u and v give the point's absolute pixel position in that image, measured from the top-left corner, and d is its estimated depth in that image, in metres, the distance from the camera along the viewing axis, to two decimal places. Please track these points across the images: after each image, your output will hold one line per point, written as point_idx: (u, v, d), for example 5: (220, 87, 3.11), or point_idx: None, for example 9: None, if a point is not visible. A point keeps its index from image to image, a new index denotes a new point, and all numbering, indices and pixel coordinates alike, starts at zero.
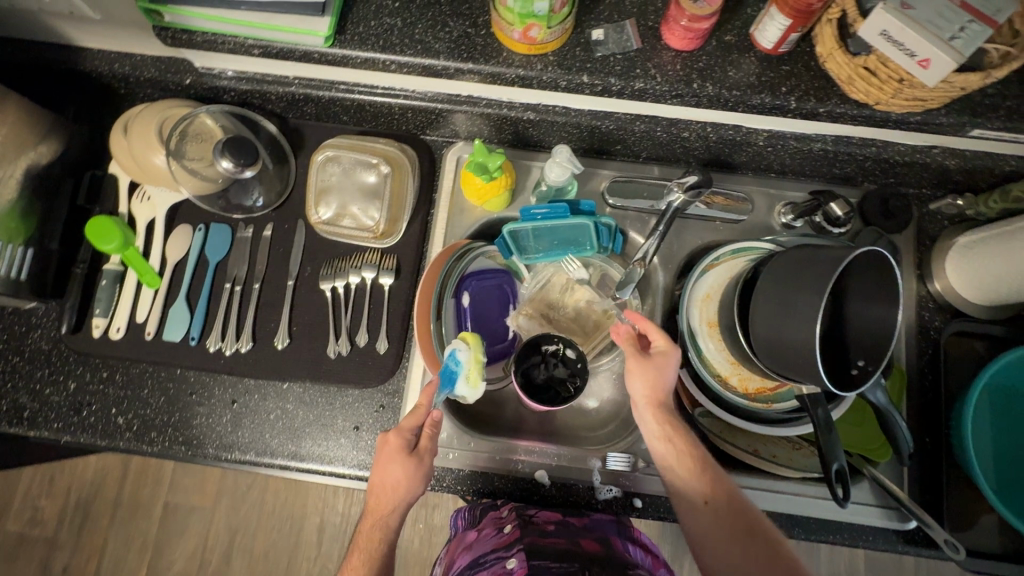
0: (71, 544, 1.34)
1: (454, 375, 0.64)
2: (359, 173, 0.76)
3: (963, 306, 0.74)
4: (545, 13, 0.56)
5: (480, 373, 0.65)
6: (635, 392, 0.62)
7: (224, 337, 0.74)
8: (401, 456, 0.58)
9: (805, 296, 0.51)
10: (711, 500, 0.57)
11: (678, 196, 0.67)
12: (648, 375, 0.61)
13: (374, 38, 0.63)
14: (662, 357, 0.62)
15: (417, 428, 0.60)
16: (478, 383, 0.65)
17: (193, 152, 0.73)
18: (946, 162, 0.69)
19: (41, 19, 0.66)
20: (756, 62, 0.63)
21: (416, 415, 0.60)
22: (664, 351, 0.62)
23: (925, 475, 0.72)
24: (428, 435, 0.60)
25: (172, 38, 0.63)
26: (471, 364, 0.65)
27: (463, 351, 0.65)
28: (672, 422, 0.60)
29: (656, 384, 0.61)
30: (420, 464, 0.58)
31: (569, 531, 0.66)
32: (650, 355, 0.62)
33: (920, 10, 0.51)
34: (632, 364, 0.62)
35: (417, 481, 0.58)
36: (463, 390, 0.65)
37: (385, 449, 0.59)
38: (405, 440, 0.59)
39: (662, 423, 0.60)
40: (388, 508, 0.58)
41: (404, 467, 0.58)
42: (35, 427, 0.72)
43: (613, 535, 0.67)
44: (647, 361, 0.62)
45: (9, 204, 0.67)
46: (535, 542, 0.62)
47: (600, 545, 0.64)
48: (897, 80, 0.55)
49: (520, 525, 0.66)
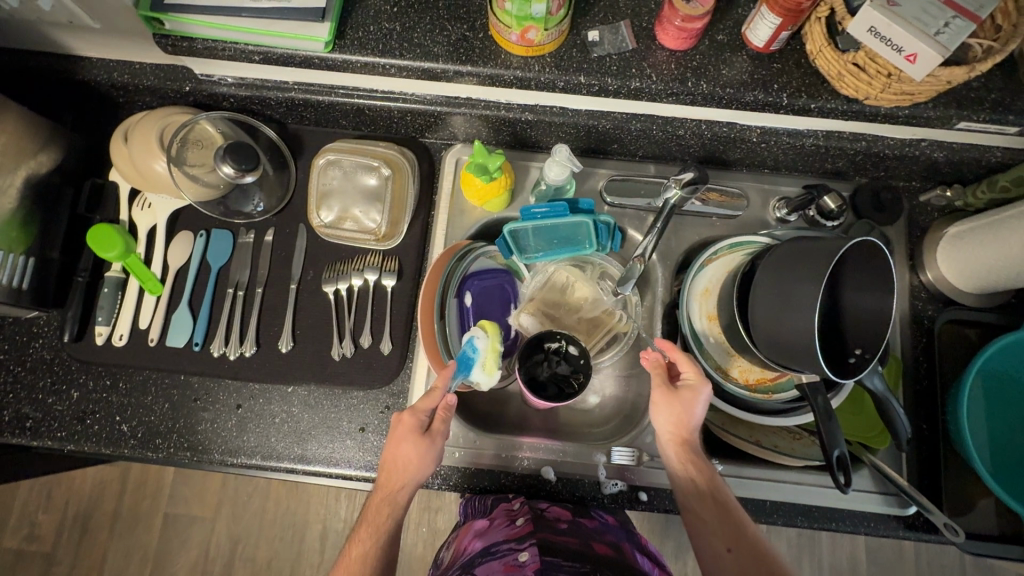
0: (70, 559, 1.32)
1: (471, 361, 0.66)
2: (360, 176, 0.77)
3: (956, 296, 0.76)
4: (543, 15, 0.58)
5: (496, 362, 0.67)
6: (661, 428, 0.63)
7: (227, 342, 0.74)
8: (413, 435, 0.59)
9: (802, 285, 0.53)
10: (735, 548, 0.57)
11: (675, 192, 0.69)
12: (674, 411, 0.62)
13: (374, 43, 0.64)
14: (691, 392, 0.62)
15: (432, 410, 0.61)
16: (494, 370, 0.67)
17: (194, 159, 0.74)
18: (934, 154, 0.71)
19: (40, 29, 0.67)
20: (748, 61, 0.65)
21: (431, 397, 0.61)
22: (692, 387, 0.62)
23: (923, 461, 0.73)
24: (441, 418, 0.61)
25: (172, 45, 0.64)
26: (488, 352, 0.67)
27: (481, 339, 0.67)
28: (698, 462, 0.61)
29: (682, 421, 0.61)
30: (432, 445, 0.59)
31: (582, 531, 0.65)
32: (677, 390, 0.62)
33: (906, 7, 0.52)
34: (659, 398, 0.62)
35: (427, 462, 0.59)
36: (478, 376, 0.67)
37: (399, 428, 0.60)
38: (418, 421, 0.60)
39: (687, 463, 0.61)
40: (398, 485, 0.58)
41: (416, 445, 0.59)
42: (39, 437, 0.71)
43: (622, 540, 0.66)
44: (674, 397, 0.62)
45: (9, 213, 0.67)
46: (548, 539, 0.62)
47: (611, 549, 0.63)
48: (886, 75, 0.57)
49: (533, 519, 0.65)
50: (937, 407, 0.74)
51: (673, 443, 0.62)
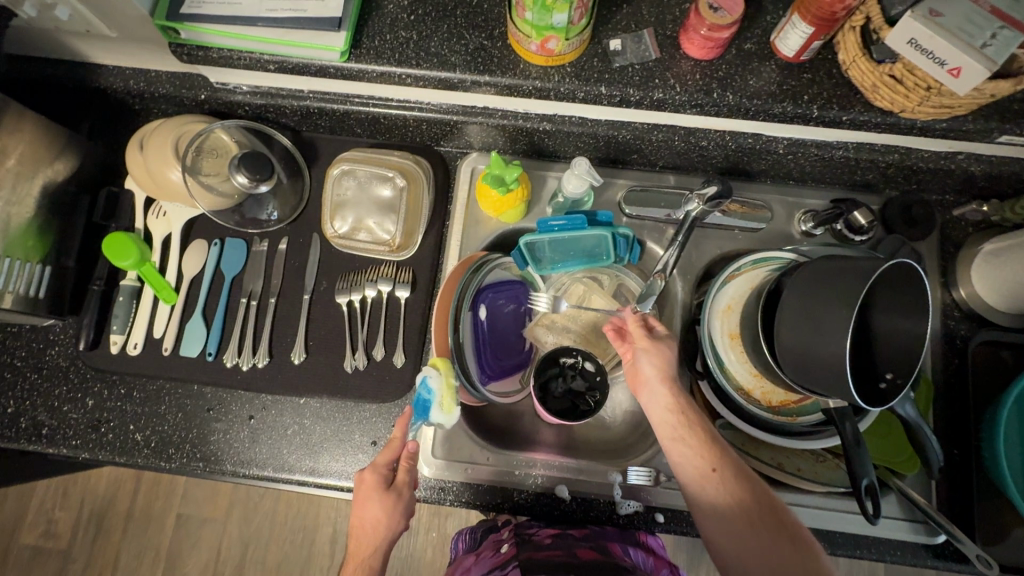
0: (83, 557, 1.34)
1: (427, 404, 0.64)
2: (374, 186, 0.76)
3: (994, 316, 0.72)
4: (564, 25, 0.56)
5: (453, 399, 0.64)
6: (648, 369, 0.61)
7: (240, 353, 0.74)
8: (378, 493, 0.58)
9: (831, 310, 0.50)
10: (719, 468, 0.55)
11: (697, 206, 0.66)
12: (659, 353, 0.61)
13: (390, 52, 0.63)
14: (668, 338, 0.63)
15: (394, 462, 0.60)
16: (452, 408, 0.65)
17: (209, 168, 0.73)
18: (971, 168, 0.68)
19: (56, 38, 0.66)
20: (777, 71, 0.62)
21: (391, 448, 0.61)
22: (668, 336, 0.64)
23: (952, 487, 0.71)
24: (405, 469, 0.60)
25: (188, 54, 0.63)
26: (444, 391, 0.64)
27: (434, 377, 0.64)
28: (687, 397, 0.59)
29: (668, 361, 0.61)
30: (400, 499, 0.58)
31: (565, 543, 0.68)
32: (657, 337, 0.63)
33: (949, 17, 0.50)
34: (646, 344, 0.62)
35: (396, 519, 0.58)
36: (437, 417, 0.64)
37: (361, 489, 0.58)
38: (381, 476, 0.59)
39: (676, 394, 0.59)
40: (370, 548, 0.57)
41: (382, 504, 0.57)
42: (54, 444, 0.72)
43: (613, 541, 0.69)
44: (658, 342, 0.62)
45: (26, 221, 0.66)
46: (531, 557, 0.66)
47: (595, 551, 0.67)
48: (925, 88, 0.54)
49: (517, 543, 0.69)
50: (971, 432, 0.71)
51: (663, 379, 0.60)
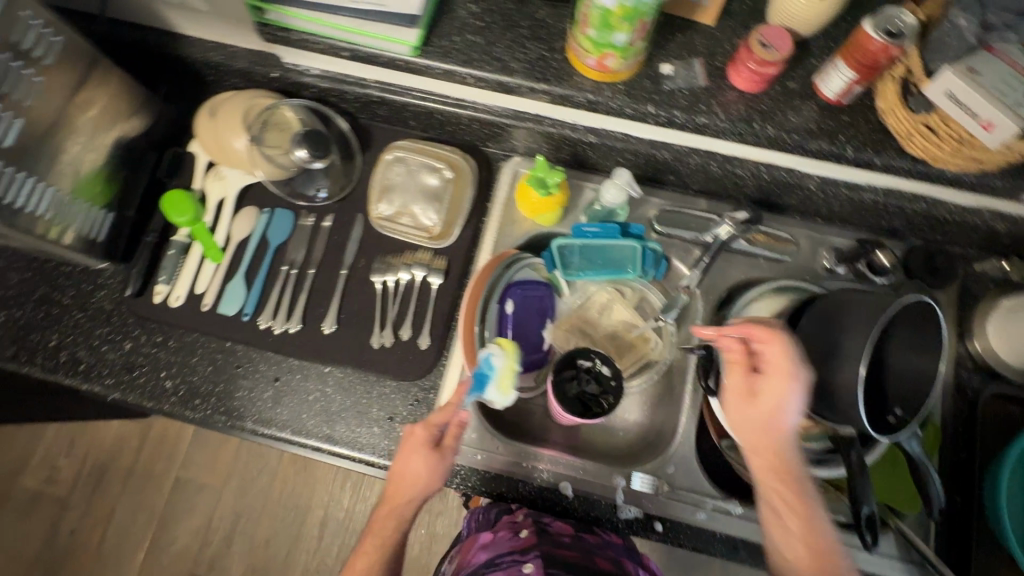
0: (82, 506, 1.36)
1: (486, 378, 0.64)
2: (423, 174, 0.81)
3: (1008, 372, 0.73)
4: (623, 45, 0.60)
5: (513, 382, 0.65)
6: (744, 437, 0.57)
7: (274, 317, 0.78)
8: (424, 450, 0.59)
9: (853, 337, 0.53)
10: None
11: (727, 229, 0.73)
12: (755, 422, 0.56)
13: (457, 52, 0.68)
14: (774, 398, 0.55)
15: (445, 425, 0.61)
16: (509, 390, 0.65)
17: (272, 140, 0.79)
18: (993, 224, 0.71)
19: (151, 5, 0.72)
20: (816, 111, 0.66)
21: (445, 412, 0.61)
22: (775, 385, 0.55)
23: (950, 535, 0.72)
24: (452, 434, 0.61)
25: (270, 34, 0.70)
26: (505, 371, 0.65)
27: (498, 357, 0.65)
28: (783, 483, 0.55)
29: (764, 432, 0.56)
30: (442, 460, 0.60)
31: (583, 546, 0.66)
32: (759, 395, 0.56)
33: (985, 75, 0.54)
34: (737, 403, 0.57)
35: (436, 478, 0.59)
36: (493, 395, 0.64)
37: (410, 441, 0.60)
38: (431, 435, 0.60)
39: (770, 481, 0.56)
40: (407, 498, 0.59)
41: (427, 461, 0.59)
42: (89, 381, 0.75)
43: (623, 556, 0.68)
44: (755, 404, 0.56)
45: (97, 168, 0.71)
46: (551, 552, 0.64)
47: (613, 564, 0.65)
48: (958, 141, 0.58)
49: (538, 532, 0.67)
50: (974, 482, 0.72)
51: (755, 457, 0.57)
